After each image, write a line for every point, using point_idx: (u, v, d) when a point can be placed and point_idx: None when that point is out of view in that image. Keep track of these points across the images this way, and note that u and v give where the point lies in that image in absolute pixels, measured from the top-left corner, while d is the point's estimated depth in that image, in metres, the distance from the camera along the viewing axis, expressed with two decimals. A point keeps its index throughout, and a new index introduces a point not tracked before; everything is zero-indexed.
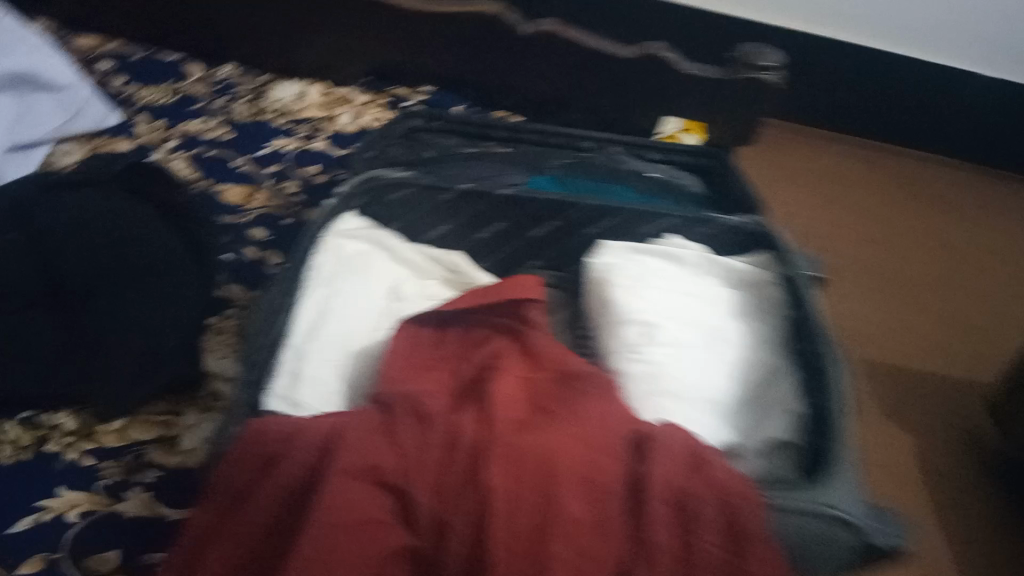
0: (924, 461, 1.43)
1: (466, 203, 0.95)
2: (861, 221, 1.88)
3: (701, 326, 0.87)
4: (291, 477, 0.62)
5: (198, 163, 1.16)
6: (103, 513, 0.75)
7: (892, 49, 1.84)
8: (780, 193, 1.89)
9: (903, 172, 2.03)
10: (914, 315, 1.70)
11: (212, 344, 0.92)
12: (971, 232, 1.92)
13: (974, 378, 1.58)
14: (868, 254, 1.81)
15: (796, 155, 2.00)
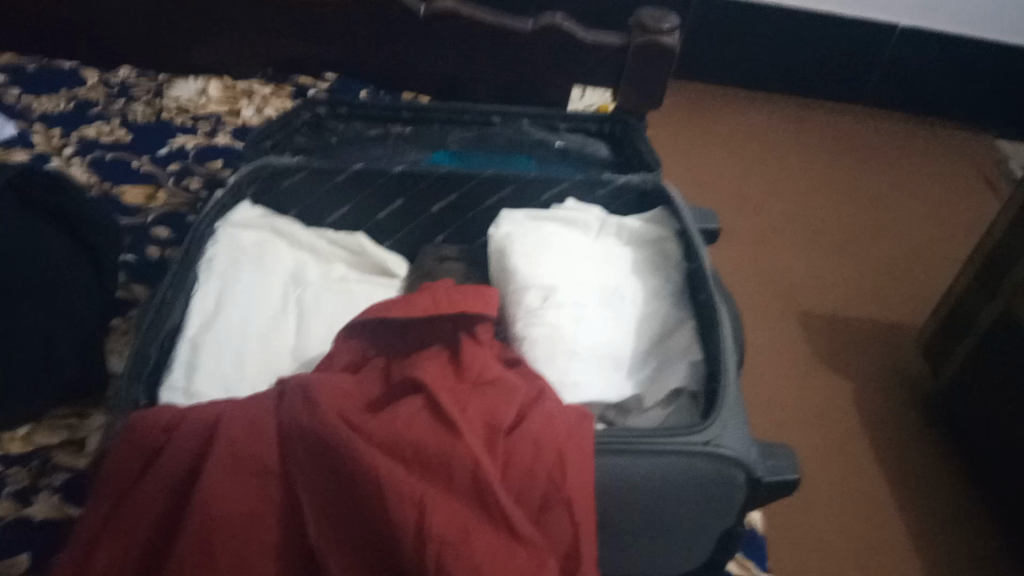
0: (854, 402, 1.47)
1: (362, 183, 0.96)
2: (776, 183, 1.94)
3: (600, 285, 0.86)
4: (177, 469, 0.62)
5: (95, 166, 1.12)
6: (10, 518, 0.75)
7: (787, 6, 2.02)
8: (694, 164, 1.94)
9: (815, 133, 2.11)
10: (837, 264, 1.75)
11: (115, 346, 0.92)
12: (886, 182, 1.99)
13: (897, 319, 1.63)
14: (788, 210, 1.87)
15: (705, 128, 2.06)
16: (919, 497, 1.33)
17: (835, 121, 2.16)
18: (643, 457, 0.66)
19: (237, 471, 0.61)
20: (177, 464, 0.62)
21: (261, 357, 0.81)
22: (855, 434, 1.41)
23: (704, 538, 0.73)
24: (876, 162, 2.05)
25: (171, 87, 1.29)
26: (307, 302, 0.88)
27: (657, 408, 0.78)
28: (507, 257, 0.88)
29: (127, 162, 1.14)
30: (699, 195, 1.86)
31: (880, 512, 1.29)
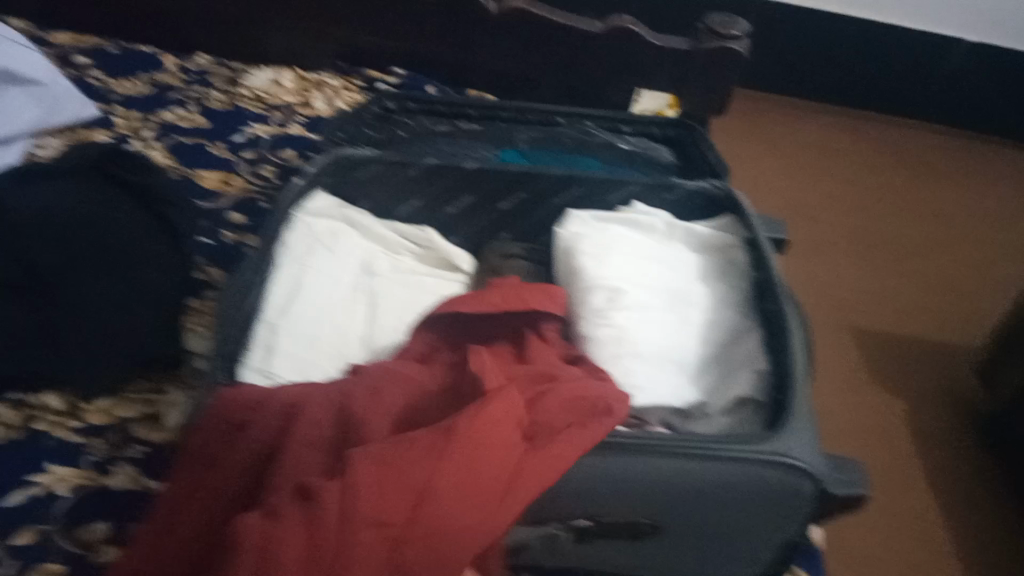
0: (905, 420, 1.45)
1: (434, 177, 0.97)
2: (833, 194, 1.91)
3: (667, 288, 0.87)
4: (258, 446, 0.64)
5: (174, 151, 1.16)
6: (91, 486, 0.77)
7: (858, 15, 1.97)
8: (751, 174, 1.93)
9: (873, 144, 2.08)
10: (892, 280, 1.72)
11: (191, 324, 0.94)
12: (944, 199, 1.96)
13: (952, 338, 1.61)
14: (842, 222, 1.85)
15: (763, 139, 2.04)
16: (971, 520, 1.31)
17: (894, 134, 2.13)
18: (713, 463, 0.67)
19: (320, 457, 0.63)
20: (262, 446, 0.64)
21: (333, 343, 0.84)
22: (905, 453, 1.39)
23: (766, 548, 0.73)
24: (934, 178, 2.02)
25: (246, 77, 1.33)
26: (378, 293, 0.91)
27: (721, 415, 0.79)
28: (575, 257, 0.89)
29: (203, 148, 1.18)
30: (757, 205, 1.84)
31: (929, 534, 1.28)
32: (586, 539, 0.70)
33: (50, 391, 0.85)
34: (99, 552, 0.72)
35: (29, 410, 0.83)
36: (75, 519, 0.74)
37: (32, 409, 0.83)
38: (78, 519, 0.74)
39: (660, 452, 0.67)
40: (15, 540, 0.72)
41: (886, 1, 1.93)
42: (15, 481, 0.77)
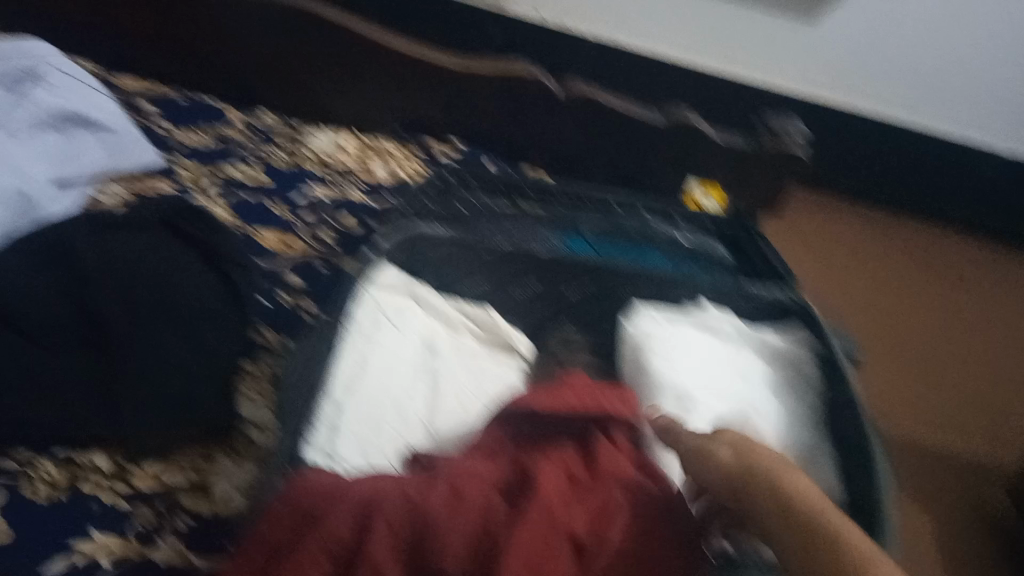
0: (947, 553, 1.36)
1: (504, 263, 0.99)
2: (895, 294, 1.75)
3: (736, 400, 0.86)
4: (334, 542, 0.61)
5: (235, 207, 1.16)
6: (136, 560, 0.74)
7: (909, 119, 1.72)
8: (812, 260, 1.76)
9: (938, 242, 1.89)
10: (949, 397, 1.59)
11: (247, 390, 0.92)
12: (1007, 306, 1.81)
13: (1003, 464, 1.51)
14: (902, 326, 1.70)
15: (830, 221, 1.85)
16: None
17: (966, 235, 1.92)
18: None
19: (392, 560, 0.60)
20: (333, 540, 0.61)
21: (395, 425, 0.83)
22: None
23: None
24: (998, 284, 1.85)
25: (309, 137, 1.35)
26: (442, 376, 0.90)
27: None
28: (645, 356, 0.89)
29: (263, 207, 1.18)
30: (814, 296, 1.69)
31: None
32: None
33: (97, 450, 0.82)
34: None
35: (75, 469, 0.80)
36: None
37: (79, 469, 0.80)
38: None
39: None
40: None
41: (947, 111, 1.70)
42: (61, 546, 0.74)
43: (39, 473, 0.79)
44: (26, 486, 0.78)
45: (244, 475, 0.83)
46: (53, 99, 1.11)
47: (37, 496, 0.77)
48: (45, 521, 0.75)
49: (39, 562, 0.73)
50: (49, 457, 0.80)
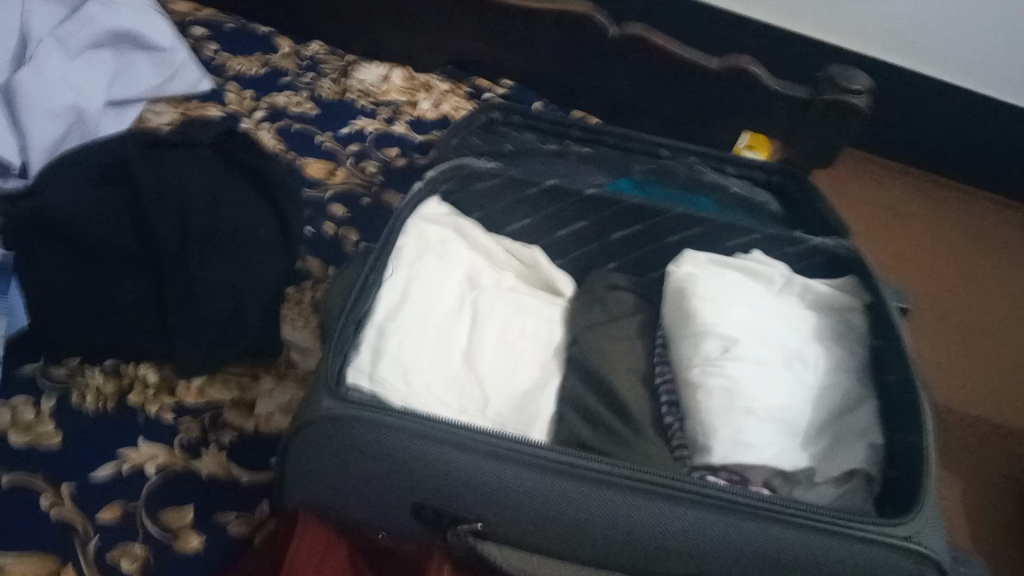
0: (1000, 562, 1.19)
1: (550, 199, 0.97)
2: (938, 250, 1.71)
3: (784, 345, 0.85)
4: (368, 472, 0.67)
5: (282, 136, 1.16)
6: (180, 470, 0.76)
7: (959, 84, 1.65)
8: (859, 204, 1.74)
9: (986, 224, 1.79)
10: (994, 367, 1.49)
11: (289, 314, 0.93)
12: None
13: None
14: (948, 298, 1.62)
15: (876, 186, 1.78)
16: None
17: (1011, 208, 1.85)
18: (839, 541, 0.64)
19: None
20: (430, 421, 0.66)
21: (435, 351, 0.83)
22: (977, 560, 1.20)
23: None
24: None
25: (355, 70, 1.33)
26: (482, 307, 0.90)
27: (828, 485, 0.76)
28: (689, 298, 0.88)
29: (310, 136, 1.18)
30: (864, 242, 1.68)
31: None
32: None
33: (147, 363, 0.83)
34: (186, 539, 0.71)
35: (123, 380, 0.81)
36: (162, 501, 0.73)
37: (128, 380, 0.81)
38: (164, 501, 0.73)
39: (791, 520, 0.65)
40: (102, 516, 0.71)
41: (973, 64, 1.61)
42: (109, 451, 0.75)
43: (87, 382, 0.80)
44: (74, 394, 0.79)
45: (286, 395, 0.84)
46: (102, 15, 1.09)
47: (85, 404, 0.78)
48: (95, 427, 0.77)
49: (89, 465, 0.74)
50: (98, 367, 0.82)
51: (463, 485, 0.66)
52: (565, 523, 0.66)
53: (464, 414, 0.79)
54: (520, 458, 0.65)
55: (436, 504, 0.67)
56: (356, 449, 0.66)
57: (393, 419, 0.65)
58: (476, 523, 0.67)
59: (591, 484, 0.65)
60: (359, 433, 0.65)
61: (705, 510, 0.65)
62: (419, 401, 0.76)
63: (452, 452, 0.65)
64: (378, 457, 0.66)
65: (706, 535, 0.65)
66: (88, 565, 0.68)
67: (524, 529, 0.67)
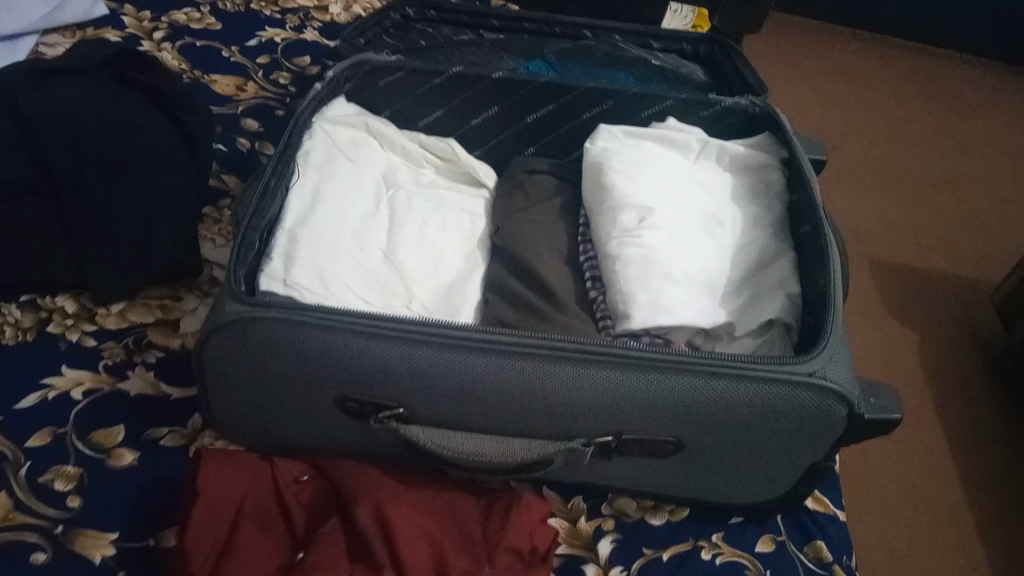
0: (939, 398, 1.21)
1: (460, 87, 0.96)
2: (880, 105, 1.68)
3: (700, 208, 0.86)
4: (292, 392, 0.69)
5: (185, 54, 1.12)
6: (107, 392, 0.76)
7: None
8: (796, 74, 1.70)
9: (923, 77, 1.77)
10: (932, 215, 1.49)
11: (208, 234, 0.92)
12: (994, 128, 1.69)
13: (982, 276, 1.39)
14: (891, 151, 1.59)
15: (813, 53, 1.77)
16: (995, 499, 1.11)
17: (948, 63, 1.83)
18: (749, 385, 0.65)
19: None
20: (345, 313, 0.66)
21: (353, 251, 0.82)
22: (929, 407, 1.20)
23: (785, 468, 0.70)
24: (986, 106, 1.73)
25: None
26: (399, 204, 0.89)
27: (748, 337, 0.77)
28: (607, 173, 0.88)
29: (215, 53, 1.13)
30: (803, 104, 1.64)
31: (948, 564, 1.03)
32: (608, 455, 0.70)
33: (64, 294, 0.84)
34: (118, 456, 0.72)
35: (41, 312, 0.82)
36: (91, 423, 0.74)
37: (47, 311, 0.82)
38: (93, 422, 0.74)
39: (698, 370, 0.64)
40: (31, 443, 0.72)
41: None
42: (33, 381, 0.76)
43: (5, 318, 0.81)
44: None
45: (209, 310, 0.85)
46: None
47: (3, 338, 0.79)
48: (17, 358, 0.78)
49: (13, 395, 0.75)
50: (14, 302, 0.83)
51: (379, 372, 0.66)
52: (481, 398, 0.67)
53: (388, 309, 0.78)
54: (430, 340, 0.65)
55: (356, 394, 0.68)
56: (272, 348, 0.66)
57: (303, 316, 0.65)
58: (397, 407, 0.68)
59: (503, 357, 0.65)
60: (269, 330, 0.65)
61: (614, 371, 0.65)
62: (338, 301, 0.76)
63: (363, 341, 0.65)
64: (296, 357, 0.66)
65: (618, 393, 0.65)
66: (20, 488, 0.69)
67: (444, 407, 0.68)
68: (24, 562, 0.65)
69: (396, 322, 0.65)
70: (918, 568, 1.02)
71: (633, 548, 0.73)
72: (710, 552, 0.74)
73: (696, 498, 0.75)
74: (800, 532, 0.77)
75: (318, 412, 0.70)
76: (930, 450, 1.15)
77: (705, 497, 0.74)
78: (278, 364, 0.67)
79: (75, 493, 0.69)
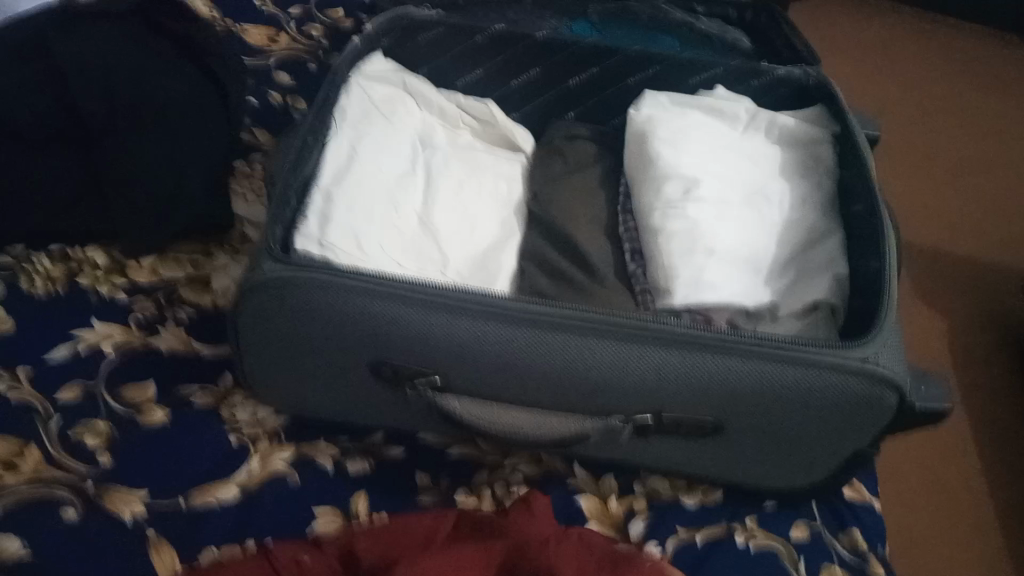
0: (970, 386, 1.18)
1: (499, 46, 0.93)
2: (923, 80, 1.63)
3: (748, 183, 0.83)
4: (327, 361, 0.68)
5: (217, 2, 1.09)
6: (138, 348, 0.76)
7: None
8: (838, 47, 1.65)
9: (967, 54, 1.71)
10: (970, 196, 1.45)
11: (239, 190, 0.90)
12: None
13: (1019, 261, 1.36)
14: (932, 128, 1.54)
15: (856, 24, 1.71)
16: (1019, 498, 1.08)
17: (995, 39, 1.76)
18: (795, 369, 0.63)
19: None
20: (386, 278, 0.64)
21: (389, 214, 0.80)
22: (958, 393, 1.17)
23: (826, 455, 0.69)
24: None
25: None
26: (436, 166, 0.87)
27: (792, 318, 0.75)
28: (652, 143, 0.85)
29: (247, 2, 1.10)
30: (843, 77, 1.59)
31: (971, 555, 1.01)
32: (646, 434, 0.69)
33: (94, 246, 0.83)
34: (149, 413, 0.72)
35: (71, 264, 0.82)
36: (121, 378, 0.73)
37: (76, 263, 0.82)
38: (123, 378, 0.73)
39: (744, 352, 0.62)
40: (61, 395, 0.72)
41: None
42: (63, 333, 0.76)
43: (35, 268, 0.81)
44: (22, 280, 0.79)
45: (241, 268, 0.84)
46: None
47: (34, 289, 0.79)
48: (49, 310, 0.77)
49: (45, 347, 0.75)
50: (45, 253, 0.82)
51: (418, 340, 0.64)
52: (522, 371, 0.65)
53: (423, 275, 0.77)
54: (471, 310, 0.63)
55: (392, 361, 0.66)
56: (309, 310, 0.64)
57: (343, 279, 0.64)
58: (435, 376, 0.67)
59: (545, 330, 0.63)
60: (307, 293, 0.64)
61: (659, 349, 0.63)
62: (373, 265, 0.74)
63: (403, 307, 0.63)
64: (332, 321, 0.65)
65: (662, 372, 0.63)
66: (50, 441, 0.69)
67: (482, 377, 0.66)
68: (54, 515, 0.65)
69: (436, 290, 0.63)
70: (941, 556, 1.00)
71: (664, 528, 0.72)
72: (743, 536, 0.73)
73: (733, 480, 0.73)
74: (833, 519, 0.75)
75: (351, 377, 0.69)
76: (958, 437, 1.12)
77: (740, 480, 0.73)
78: (314, 328, 0.65)
79: (105, 448, 0.69)
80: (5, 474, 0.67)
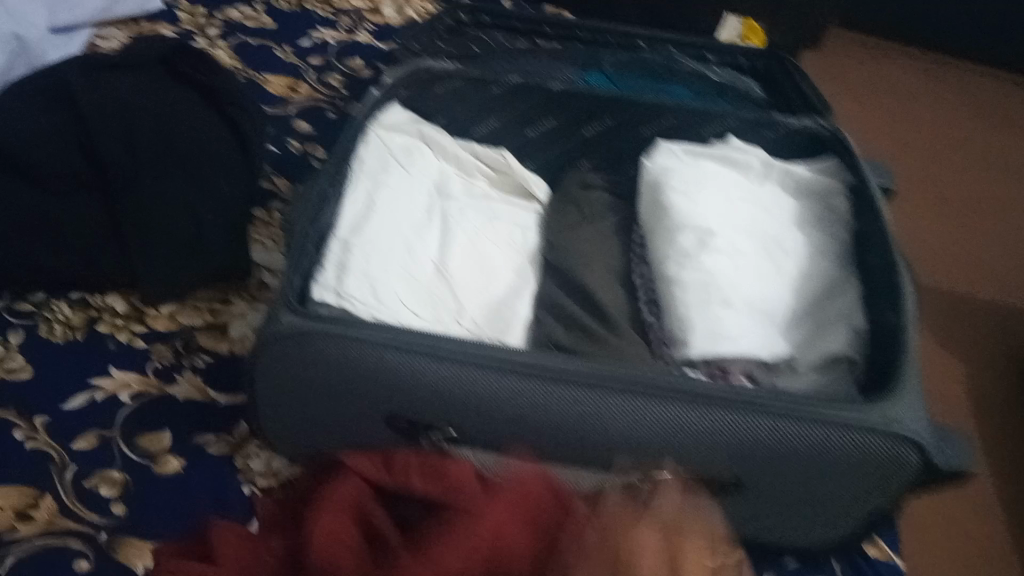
0: (991, 438, 1.16)
1: (515, 97, 0.95)
2: (933, 124, 1.64)
3: (762, 233, 0.83)
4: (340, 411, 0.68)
5: (239, 52, 1.12)
6: (155, 397, 0.76)
7: None
8: (849, 92, 1.66)
9: (978, 98, 1.72)
10: (985, 241, 1.44)
11: (257, 237, 0.91)
12: None
13: None
14: (943, 173, 1.55)
15: (866, 69, 1.73)
16: None
17: (1006, 84, 1.76)
18: (814, 426, 0.62)
19: None
20: (406, 334, 0.64)
21: (405, 263, 0.80)
22: (979, 441, 1.15)
23: (847, 513, 0.68)
24: None
25: None
26: (451, 216, 0.88)
27: (809, 371, 0.74)
28: (666, 194, 0.85)
29: (268, 52, 1.13)
30: (854, 122, 1.60)
31: None
32: None
33: (113, 293, 0.84)
34: (165, 462, 0.72)
35: (92, 311, 0.83)
36: (137, 427, 0.74)
37: (96, 310, 0.83)
38: (140, 426, 0.74)
39: (764, 409, 0.62)
40: (77, 444, 0.72)
41: None
42: (81, 380, 0.76)
43: (56, 315, 0.81)
44: (43, 327, 0.80)
45: (258, 315, 0.84)
46: None
47: (53, 336, 0.80)
48: (68, 356, 0.78)
49: (63, 394, 0.75)
50: (66, 300, 0.83)
51: (434, 394, 0.64)
52: (537, 426, 0.65)
53: (439, 325, 0.77)
54: (488, 364, 0.63)
55: (408, 414, 0.67)
56: (326, 363, 0.65)
57: (362, 333, 0.64)
58: (450, 430, 0.67)
59: (562, 385, 0.63)
60: (326, 346, 0.64)
61: (678, 406, 0.63)
62: (389, 315, 0.74)
63: (419, 362, 0.64)
64: (349, 375, 0.65)
65: (679, 428, 0.63)
66: (64, 490, 0.69)
67: (497, 432, 0.66)
68: (66, 566, 0.65)
69: (453, 345, 0.64)
70: None
71: None
72: None
73: (751, 538, 0.72)
74: (854, 574, 0.74)
75: (367, 428, 0.69)
76: (981, 490, 1.09)
77: (758, 537, 0.72)
78: (330, 380, 0.66)
79: (119, 498, 0.69)
80: (18, 525, 0.66)
